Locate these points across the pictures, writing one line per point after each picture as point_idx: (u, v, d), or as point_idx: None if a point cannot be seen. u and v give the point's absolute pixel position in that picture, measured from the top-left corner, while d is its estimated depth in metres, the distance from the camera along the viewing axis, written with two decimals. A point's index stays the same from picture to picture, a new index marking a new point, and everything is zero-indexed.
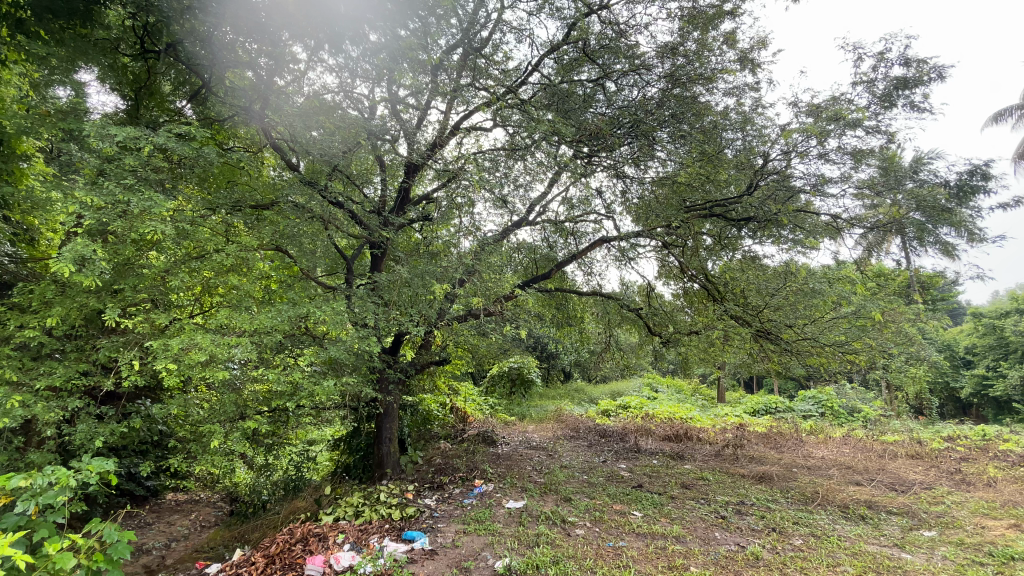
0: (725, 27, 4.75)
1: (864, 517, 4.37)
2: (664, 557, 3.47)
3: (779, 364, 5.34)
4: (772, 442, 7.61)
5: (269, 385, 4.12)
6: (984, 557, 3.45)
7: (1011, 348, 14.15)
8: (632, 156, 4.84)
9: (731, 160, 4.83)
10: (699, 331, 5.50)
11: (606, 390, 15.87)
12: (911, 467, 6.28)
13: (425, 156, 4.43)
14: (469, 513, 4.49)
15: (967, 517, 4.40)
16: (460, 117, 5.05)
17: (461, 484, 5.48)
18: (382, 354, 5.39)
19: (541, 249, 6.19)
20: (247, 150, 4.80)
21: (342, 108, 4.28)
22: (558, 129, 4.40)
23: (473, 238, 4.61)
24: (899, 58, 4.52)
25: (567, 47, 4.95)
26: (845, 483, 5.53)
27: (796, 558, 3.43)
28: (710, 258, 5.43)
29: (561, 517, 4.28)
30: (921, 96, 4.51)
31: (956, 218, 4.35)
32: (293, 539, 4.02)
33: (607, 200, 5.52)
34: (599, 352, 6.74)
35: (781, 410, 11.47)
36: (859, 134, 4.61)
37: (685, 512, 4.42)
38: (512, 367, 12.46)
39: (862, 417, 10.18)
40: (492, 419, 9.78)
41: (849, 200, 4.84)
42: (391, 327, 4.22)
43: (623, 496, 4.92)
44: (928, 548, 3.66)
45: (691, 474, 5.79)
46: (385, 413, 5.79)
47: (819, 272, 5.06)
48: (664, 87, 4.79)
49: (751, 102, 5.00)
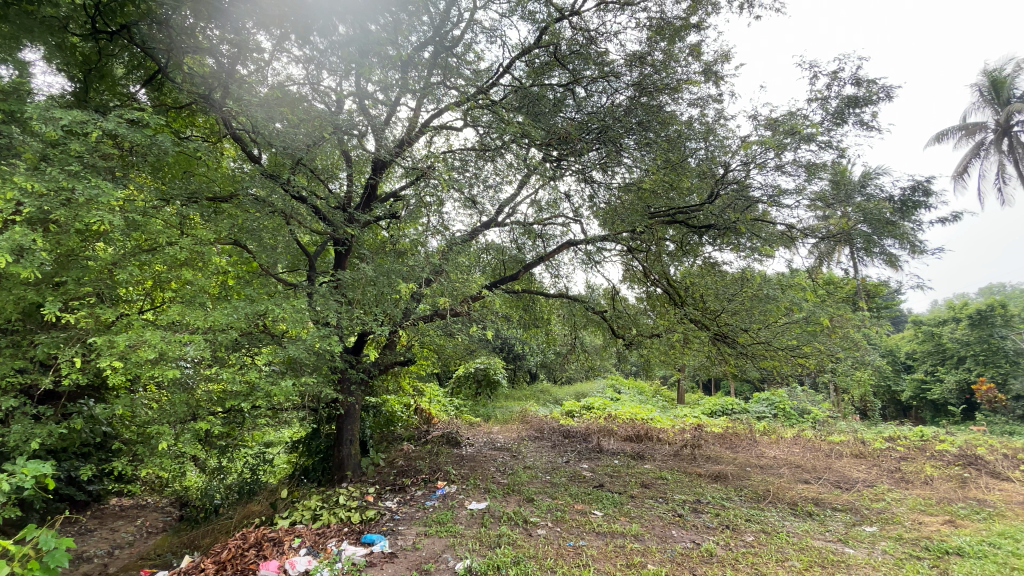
0: (692, 39, 4.88)
1: (811, 514, 4.57)
2: (623, 555, 3.53)
3: (735, 368, 5.53)
4: (728, 442, 7.88)
5: (224, 385, 3.98)
6: (921, 552, 3.66)
7: (948, 355, 15.12)
8: (599, 161, 4.97)
9: (694, 169, 4.98)
10: (661, 334, 5.63)
11: (571, 391, 16.08)
12: (855, 466, 6.62)
13: (394, 153, 4.37)
14: (431, 515, 4.45)
15: (905, 513, 4.68)
16: (430, 115, 4.99)
17: (423, 486, 5.43)
18: (344, 353, 5.28)
19: (510, 251, 6.24)
20: (205, 139, 4.58)
21: (310, 101, 4.16)
22: (528, 131, 4.44)
23: (440, 238, 4.62)
24: (851, 77, 4.77)
25: (538, 50, 4.95)
26: (795, 481, 5.78)
27: (747, 554, 3.56)
28: (672, 264, 5.57)
29: (524, 517, 4.30)
30: (870, 115, 4.78)
31: (899, 230, 4.64)
32: (246, 544, 3.88)
33: (575, 204, 5.61)
34: (564, 354, 6.83)
35: (737, 411, 11.90)
36: (813, 149, 4.85)
37: (644, 511, 4.52)
38: (478, 368, 12.45)
39: (811, 418, 10.68)
40: (457, 420, 9.73)
41: (802, 211, 5.07)
42: (354, 326, 4.13)
43: (584, 496, 4.99)
44: (869, 543, 3.86)
45: (651, 474, 5.92)
46: (346, 414, 5.66)
47: (773, 279, 5.26)
48: (632, 96, 4.90)
49: (714, 114, 5.17)
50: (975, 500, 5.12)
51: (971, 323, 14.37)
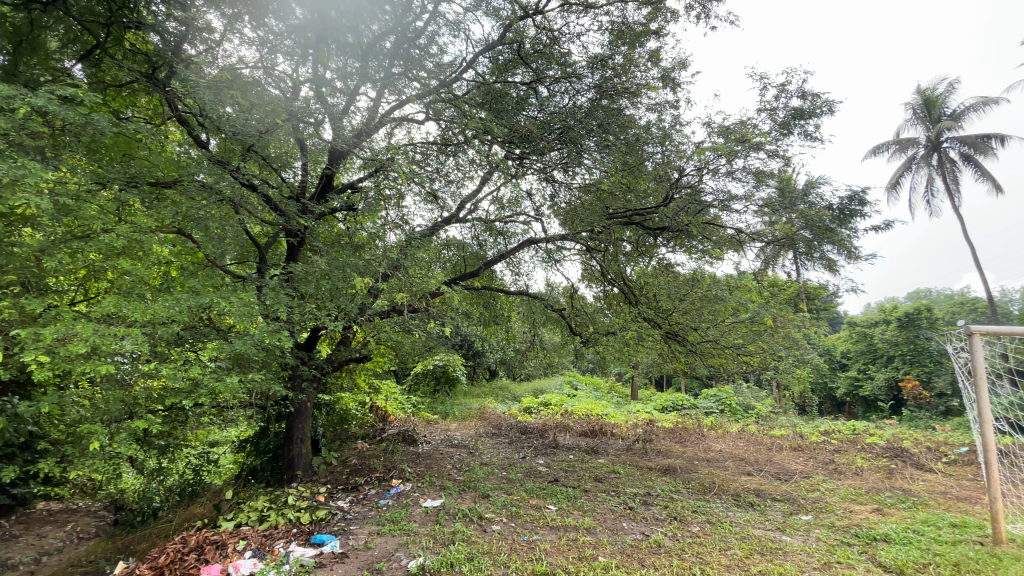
0: (651, 45, 4.99)
1: (752, 505, 4.81)
2: (575, 548, 3.59)
3: (685, 364, 5.77)
4: (677, 436, 8.18)
5: (165, 382, 3.75)
6: (851, 538, 3.92)
7: (878, 354, 16.23)
8: (560, 161, 5.02)
9: (651, 173, 5.14)
10: (616, 332, 5.71)
11: (529, 388, 16.24)
12: (793, 458, 7.02)
13: (352, 145, 4.26)
14: (384, 514, 4.38)
15: (837, 502, 5.00)
16: (391, 106, 4.88)
17: (377, 484, 5.34)
18: (295, 349, 5.11)
19: (471, 247, 6.18)
20: (147, 121, 4.30)
21: (263, 86, 3.98)
22: (490, 128, 4.45)
23: (399, 232, 4.52)
24: (798, 91, 5.03)
25: (502, 46, 4.93)
26: (738, 473, 6.07)
27: (693, 544, 3.71)
28: (628, 264, 5.69)
29: (479, 513, 4.30)
30: (814, 127, 5.06)
31: (837, 237, 4.96)
32: (186, 548, 3.70)
33: (535, 203, 5.68)
34: (523, 351, 6.88)
35: (686, 407, 12.35)
36: (761, 157, 5.08)
37: (596, 505, 4.62)
38: (437, 365, 12.36)
39: (754, 413, 11.26)
40: (413, 417, 9.62)
41: (750, 216, 5.31)
42: (306, 321, 4.01)
43: (539, 491, 5.05)
44: (805, 530, 4.10)
45: (604, 468, 6.06)
46: (296, 412, 5.50)
47: (722, 280, 5.50)
48: (593, 98, 4.97)
49: (671, 119, 5.33)
50: (899, 489, 5.54)
51: (900, 324, 15.49)
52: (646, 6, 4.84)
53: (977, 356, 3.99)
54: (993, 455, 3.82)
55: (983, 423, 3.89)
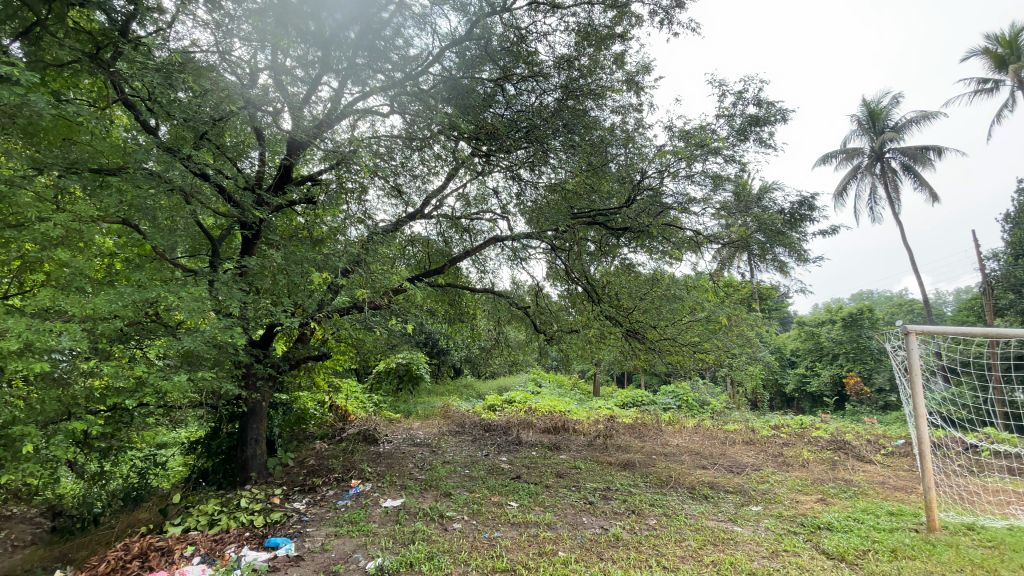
0: (617, 48, 5.05)
1: (706, 497, 4.98)
2: (536, 544, 3.62)
3: (644, 362, 5.93)
4: (637, 432, 8.39)
5: (106, 380, 3.53)
6: (798, 527, 4.12)
7: (825, 352, 17.10)
8: (526, 160, 5.05)
9: (614, 174, 5.22)
10: (579, 329, 5.87)
11: (494, 386, 16.32)
12: (745, 452, 7.31)
13: (312, 136, 4.10)
14: (342, 515, 4.28)
15: (785, 493, 5.25)
16: (354, 97, 4.76)
17: (336, 485, 5.22)
18: (250, 346, 4.95)
19: (437, 243, 6.15)
20: (90, 104, 4.02)
21: (218, 71, 3.80)
22: (456, 124, 4.42)
23: (362, 227, 4.43)
24: (753, 98, 5.23)
25: (468, 42, 4.78)
26: (694, 467, 6.28)
27: (649, 536, 3.80)
28: (592, 264, 5.78)
29: (440, 512, 4.27)
30: (768, 134, 5.27)
31: (788, 241, 5.21)
32: (128, 555, 3.51)
33: (502, 201, 5.70)
34: (488, 349, 6.90)
35: (646, 402, 12.68)
36: (719, 162, 5.26)
37: (557, 500, 4.67)
38: (400, 363, 12.21)
39: (710, 409, 11.69)
40: (375, 416, 9.47)
41: (708, 219, 5.48)
42: (260, 317, 3.86)
43: (501, 488, 5.06)
44: (755, 521, 4.28)
45: (566, 464, 6.14)
46: (250, 412, 5.32)
47: (681, 280, 5.69)
48: (559, 98, 4.94)
49: (634, 122, 5.43)
50: (842, 480, 5.87)
51: (845, 324, 16.39)
52: (612, 9, 4.89)
53: (913, 354, 4.24)
54: (927, 447, 4.08)
55: (917, 417, 4.16)
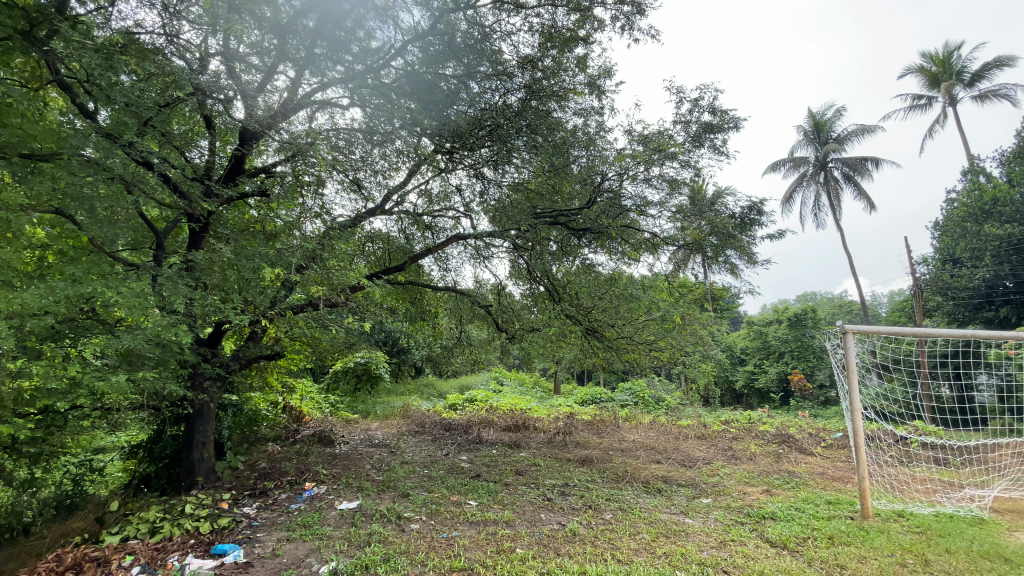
0: (579, 51, 5.11)
1: (660, 491, 5.14)
2: (494, 542, 3.63)
3: (603, 360, 6.06)
4: (595, 428, 8.55)
5: (35, 381, 3.27)
6: (744, 518, 4.31)
7: (772, 350, 17.93)
8: (490, 159, 5.06)
9: (576, 176, 5.41)
10: (540, 328, 6.00)
11: (456, 384, 16.40)
12: (697, 446, 7.58)
13: (266, 126, 3.96)
14: (295, 519, 4.15)
15: (733, 485, 5.47)
16: (313, 88, 4.63)
17: (288, 489, 5.05)
18: (197, 345, 4.72)
19: (398, 241, 6.18)
20: (21, 83, 3.72)
21: (165, 54, 3.58)
22: (419, 120, 4.38)
23: (318, 222, 4.31)
24: (708, 106, 5.41)
25: (432, 37, 4.61)
26: (649, 462, 6.46)
27: (605, 531, 3.89)
28: (553, 263, 5.74)
29: (397, 513, 4.21)
30: (721, 141, 5.48)
31: (739, 245, 5.44)
32: (58, 567, 3.28)
33: (465, 199, 5.67)
34: (449, 347, 6.87)
35: (604, 400, 12.93)
36: (675, 166, 5.42)
37: (516, 498, 4.70)
38: (358, 362, 11.96)
39: (665, 405, 12.07)
40: (331, 417, 9.25)
41: (664, 222, 5.64)
42: (208, 314, 3.68)
43: (460, 487, 5.05)
44: (705, 513, 4.45)
45: (525, 462, 6.18)
46: (197, 414, 5.09)
47: (639, 281, 5.90)
48: (523, 97, 4.95)
49: (595, 125, 5.52)
50: (786, 471, 6.18)
51: (790, 323, 17.27)
52: (576, 12, 4.90)
53: (850, 353, 4.52)
54: (862, 440, 4.36)
55: (853, 412, 4.44)
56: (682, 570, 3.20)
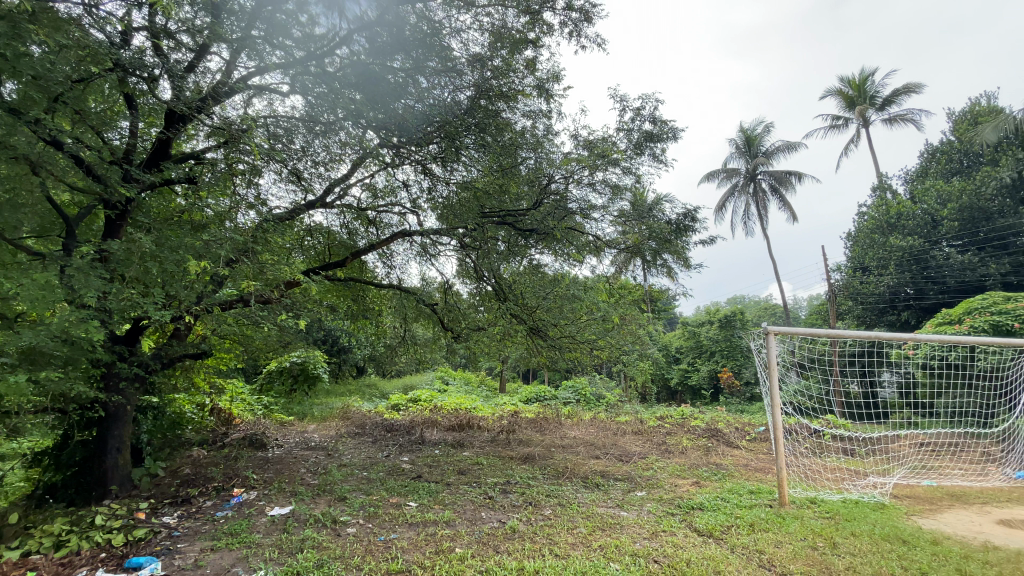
0: (528, 54, 5.12)
1: (598, 485, 5.29)
2: (433, 542, 3.60)
3: (547, 359, 6.17)
4: (538, 426, 8.68)
5: None
6: (675, 509, 4.52)
7: (704, 350, 18.92)
8: (438, 155, 5.08)
9: (523, 177, 5.44)
10: (486, 328, 6.04)
11: (400, 384, 16.20)
12: (634, 441, 7.88)
13: (195, 108, 3.70)
14: (221, 527, 3.92)
15: (666, 478, 5.74)
16: (250, 72, 4.39)
17: (215, 496, 4.76)
18: (112, 343, 4.35)
19: (340, 236, 6.01)
20: None
21: (81, 25, 3.25)
22: (362, 111, 4.28)
23: (254, 212, 4.14)
24: (650, 116, 5.64)
25: (379, 27, 4.32)
26: (588, 457, 6.64)
27: (544, 526, 3.96)
28: (501, 263, 5.73)
29: (333, 517, 4.08)
30: (660, 150, 5.73)
31: (675, 249, 5.72)
32: None
33: (412, 195, 5.59)
34: (393, 346, 6.78)
35: (548, 398, 13.15)
36: (617, 172, 5.61)
37: (457, 498, 4.68)
38: (294, 361, 11.46)
39: (605, 403, 12.47)
40: (264, 419, 8.81)
41: (607, 225, 5.81)
42: (126, 310, 3.40)
43: (400, 488, 4.96)
44: (639, 505, 4.63)
45: (468, 461, 6.15)
46: (111, 418, 4.69)
47: (581, 281, 6.10)
48: (472, 96, 4.88)
49: (543, 128, 5.58)
50: (714, 464, 6.55)
51: (721, 324, 18.32)
52: (525, 15, 4.92)
53: (772, 352, 4.85)
54: (780, 433, 4.69)
55: (773, 407, 4.78)
56: (616, 562, 3.31)
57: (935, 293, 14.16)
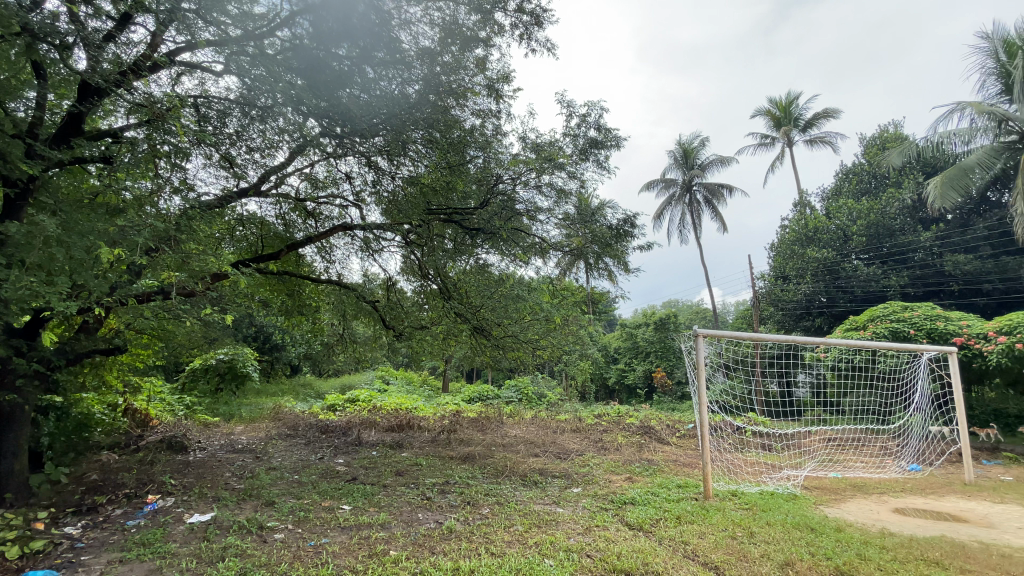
0: (480, 52, 4.97)
1: (535, 483, 5.38)
2: (366, 546, 3.51)
3: (490, 358, 6.20)
4: (479, 425, 8.68)
5: None
6: (608, 504, 4.68)
7: (640, 350, 19.70)
8: (384, 148, 4.95)
9: (472, 176, 5.38)
10: (429, 326, 6.06)
11: (336, 384, 15.65)
12: (572, 439, 8.08)
13: (113, 82, 3.37)
14: (132, 537, 3.62)
15: (601, 474, 5.92)
16: (178, 46, 4.08)
17: (125, 504, 4.39)
18: (7, 337, 3.91)
19: (275, 228, 5.75)
20: None
21: None
22: (302, 98, 4.06)
23: (180, 197, 3.86)
24: (595, 123, 5.79)
25: (323, 12, 4.07)
26: (527, 455, 6.72)
27: (481, 525, 3.97)
28: (446, 261, 5.71)
29: (259, 523, 3.88)
30: (604, 157, 5.89)
31: (617, 253, 5.88)
32: None
33: (356, 187, 5.44)
34: (330, 344, 6.60)
35: (490, 397, 13.18)
36: (563, 176, 5.72)
37: (393, 499, 4.60)
38: (220, 359, 10.78)
39: (546, 401, 12.75)
40: (186, 420, 8.23)
41: (552, 227, 5.91)
42: (24, 300, 3.05)
43: (334, 491, 4.80)
44: (575, 501, 4.74)
45: (406, 462, 6.05)
46: (4, 419, 4.21)
47: (526, 281, 6.16)
48: (421, 91, 4.72)
49: (492, 128, 5.53)
50: (646, 460, 6.84)
51: (656, 326, 19.15)
52: (477, 13, 4.69)
53: (701, 353, 5.13)
54: (706, 429, 4.97)
55: (701, 406, 5.05)
56: (550, 558, 3.38)
57: (845, 302, 15.52)
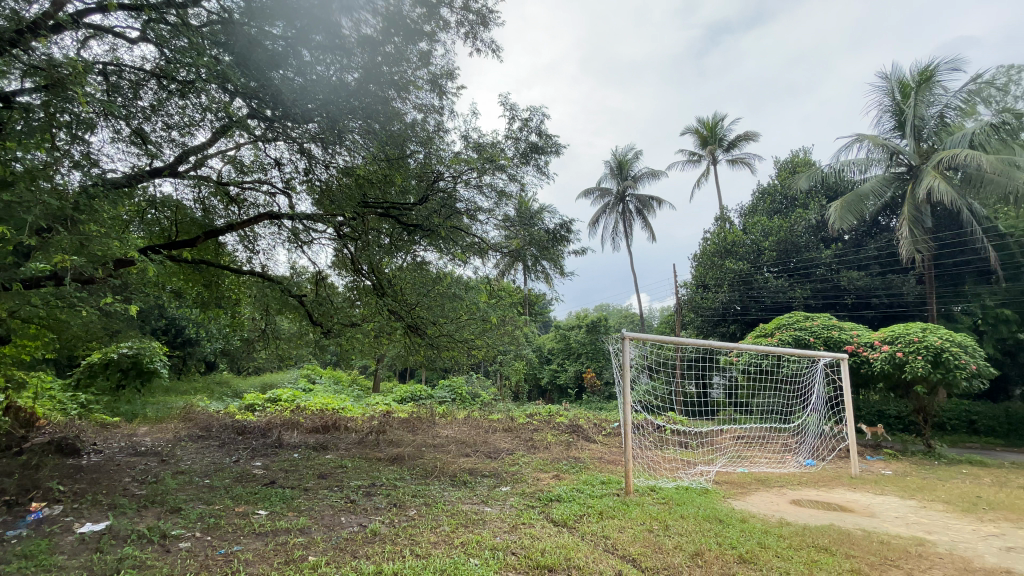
0: (423, 46, 4.87)
1: (464, 483, 5.37)
2: (283, 552, 3.36)
3: (424, 356, 6.12)
4: (409, 425, 8.53)
5: None
6: (535, 502, 4.78)
7: (572, 351, 20.22)
8: (318, 136, 4.72)
9: (411, 171, 5.24)
10: (360, 323, 5.88)
11: (256, 383, 14.75)
12: (504, 438, 8.15)
13: (8, 41, 2.99)
14: (12, 549, 3.21)
15: (529, 473, 6.02)
16: (85, 7, 3.67)
17: (2, 514, 3.89)
18: None
19: (192, 213, 5.34)
20: None
21: None
22: (229, 75, 3.72)
23: (82, 174, 3.46)
24: (536, 128, 5.89)
25: None
26: (457, 455, 6.70)
27: (406, 527, 3.91)
28: (381, 257, 5.58)
29: (162, 531, 3.59)
30: (544, 162, 6.01)
31: (554, 256, 6.02)
32: None
33: (285, 174, 5.17)
34: (251, 340, 6.24)
35: (423, 397, 13.00)
36: (504, 178, 5.75)
37: (315, 503, 4.42)
38: (123, 353, 9.83)
39: (479, 401, 12.78)
40: (79, 421, 7.42)
41: (491, 228, 5.95)
42: None
43: (250, 496, 4.53)
44: (502, 500, 4.80)
45: (330, 464, 5.83)
46: None
47: (464, 280, 6.15)
48: (360, 79, 4.47)
49: (434, 124, 5.40)
50: (572, 458, 7.03)
51: (588, 328, 19.74)
52: (422, 6, 4.60)
53: (627, 355, 5.36)
54: (629, 428, 5.20)
55: (625, 407, 5.28)
56: (475, 557, 3.39)
57: (757, 310, 16.83)
